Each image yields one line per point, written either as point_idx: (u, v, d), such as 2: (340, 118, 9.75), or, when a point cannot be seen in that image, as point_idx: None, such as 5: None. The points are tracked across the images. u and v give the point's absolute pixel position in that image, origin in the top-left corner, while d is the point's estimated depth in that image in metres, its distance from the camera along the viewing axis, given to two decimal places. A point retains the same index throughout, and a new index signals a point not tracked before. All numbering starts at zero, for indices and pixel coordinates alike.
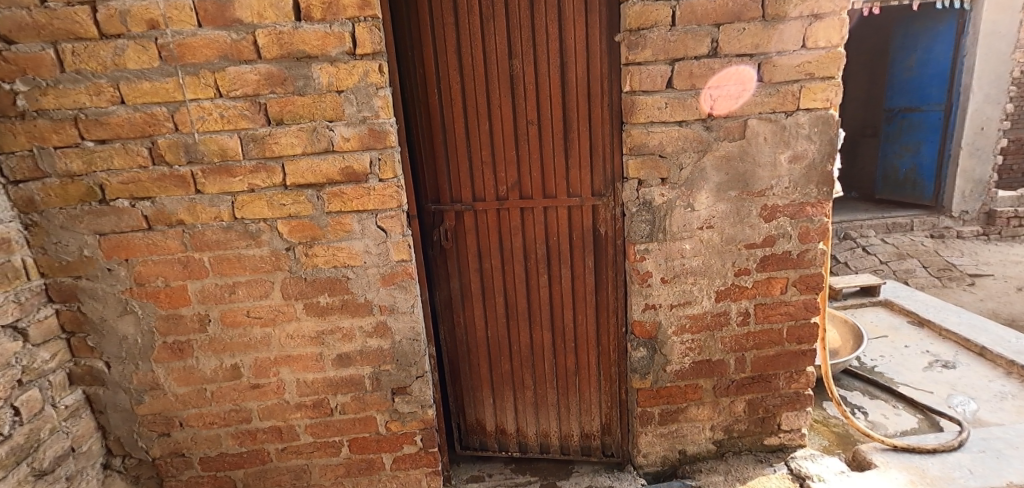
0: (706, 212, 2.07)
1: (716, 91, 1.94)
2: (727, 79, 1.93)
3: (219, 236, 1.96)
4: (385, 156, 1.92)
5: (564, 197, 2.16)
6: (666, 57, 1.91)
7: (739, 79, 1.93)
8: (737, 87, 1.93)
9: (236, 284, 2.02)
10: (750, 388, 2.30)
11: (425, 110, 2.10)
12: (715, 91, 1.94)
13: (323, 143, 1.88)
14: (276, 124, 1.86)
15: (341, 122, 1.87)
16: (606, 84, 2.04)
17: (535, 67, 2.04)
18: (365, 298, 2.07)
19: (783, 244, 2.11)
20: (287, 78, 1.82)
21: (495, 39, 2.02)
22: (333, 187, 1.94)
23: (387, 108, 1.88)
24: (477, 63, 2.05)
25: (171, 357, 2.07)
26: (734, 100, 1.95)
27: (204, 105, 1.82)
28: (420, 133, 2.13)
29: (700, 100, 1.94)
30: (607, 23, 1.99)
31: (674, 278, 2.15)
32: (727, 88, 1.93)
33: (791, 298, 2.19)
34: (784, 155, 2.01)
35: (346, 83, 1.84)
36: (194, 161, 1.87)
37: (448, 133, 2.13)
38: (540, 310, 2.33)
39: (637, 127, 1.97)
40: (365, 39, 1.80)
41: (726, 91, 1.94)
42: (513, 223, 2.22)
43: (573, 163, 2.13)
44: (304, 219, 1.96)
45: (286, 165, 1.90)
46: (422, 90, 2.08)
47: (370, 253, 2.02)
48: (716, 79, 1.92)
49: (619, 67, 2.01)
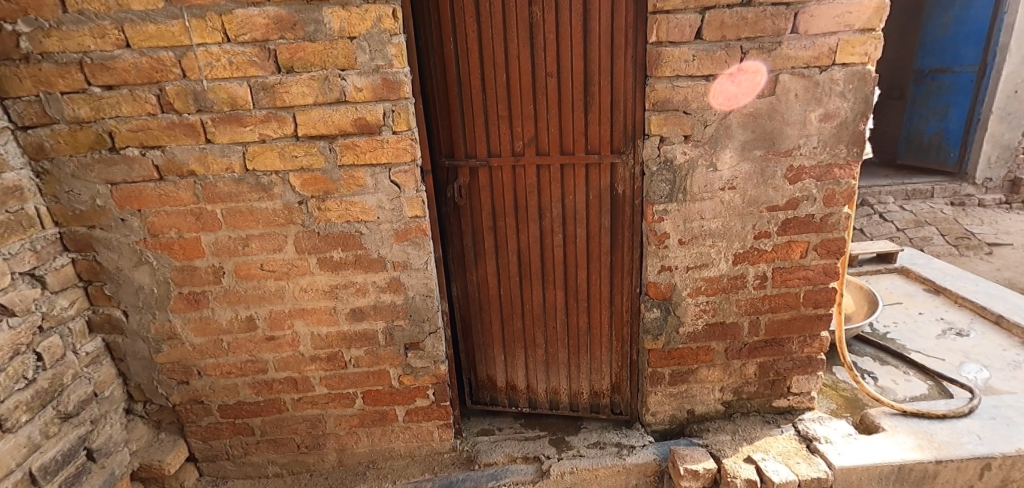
0: (729, 172, 2.00)
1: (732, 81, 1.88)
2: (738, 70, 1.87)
3: (231, 188, 1.93)
4: (399, 108, 1.86)
5: (582, 155, 2.09)
6: (696, 5, 1.80)
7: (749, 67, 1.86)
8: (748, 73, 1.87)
9: (249, 237, 2.00)
10: (762, 351, 2.29)
11: (441, 61, 2.02)
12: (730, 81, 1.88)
13: (335, 93, 1.82)
14: (287, 72, 1.79)
15: (354, 70, 1.80)
16: (630, 34, 1.93)
17: (555, 15, 1.93)
18: (379, 254, 2.05)
19: (806, 207, 2.05)
20: (297, 22, 1.74)
21: None
22: (345, 139, 1.89)
23: (401, 56, 1.80)
24: (495, 10, 1.94)
25: (187, 308, 2.08)
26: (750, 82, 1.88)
27: (212, 50, 1.75)
28: (435, 86, 2.06)
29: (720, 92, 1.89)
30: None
31: (692, 240, 2.10)
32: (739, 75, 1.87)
33: (811, 263, 2.15)
34: (815, 113, 1.92)
35: (359, 28, 1.76)
36: (204, 110, 1.82)
37: (463, 84, 2.05)
38: (554, 269, 2.31)
39: (661, 82, 1.89)
40: None
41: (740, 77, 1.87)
42: (528, 181, 2.17)
43: (592, 119, 2.05)
44: (316, 172, 1.92)
45: (297, 116, 1.84)
46: (437, 39, 2.00)
47: (384, 208, 1.99)
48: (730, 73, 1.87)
49: (645, 16, 1.90)
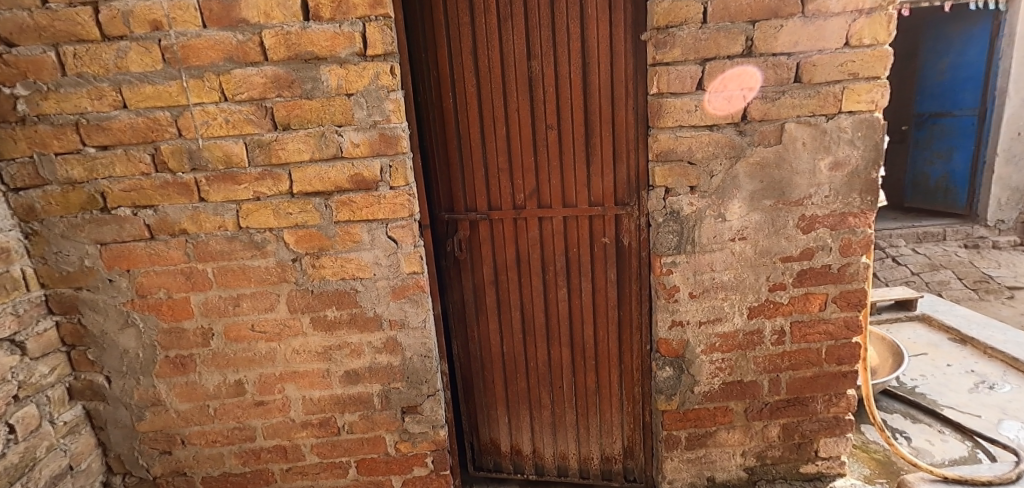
0: (739, 222, 1.93)
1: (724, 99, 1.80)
2: (722, 89, 1.80)
3: (223, 246, 1.87)
4: (396, 163, 1.82)
5: (585, 207, 2.03)
6: (697, 56, 1.78)
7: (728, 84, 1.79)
8: (733, 88, 1.80)
9: (241, 296, 1.93)
10: (785, 411, 2.13)
11: (439, 114, 2.01)
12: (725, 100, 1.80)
13: (331, 149, 1.79)
14: (283, 130, 1.77)
15: (351, 126, 1.78)
16: (631, 86, 1.91)
17: (555, 69, 1.92)
18: (375, 312, 1.96)
19: (822, 257, 1.96)
20: (295, 80, 1.73)
21: (512, 39, 1.91)
22: (342, 195, 1.84)
23: (399, 112, 1.78)
24: (494, 65, 1.94)
25: (173, 372, 1.98)
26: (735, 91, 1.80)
27: (209, 109, 1.73)
28: (434, 139, 2.03)
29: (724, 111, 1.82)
30: (633, 20, 1.86)
31: (703, 293, 2.00)
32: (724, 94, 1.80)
33: (831, 316, 2.03)
34: (824, 161, 1.86)
35: (356, 85, 1.74)
36: (198, 168, 1.78)
37: (463, 138, 2.03)
38: (559, 325, 2.20)
39: (664, 132, 1.85)
40: (376, 39, 1.71)
41: (727, 95, 1.80)
42: (530, 233, 2.10)
43: (595, 170, 2.00)
44: (311, 228, 1.87)
45: (293, 173, 1.80)
46: (436, 93, 1.99)
47: (380, 265, 1.92)
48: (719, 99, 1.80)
49: (645, 68, 1.88)
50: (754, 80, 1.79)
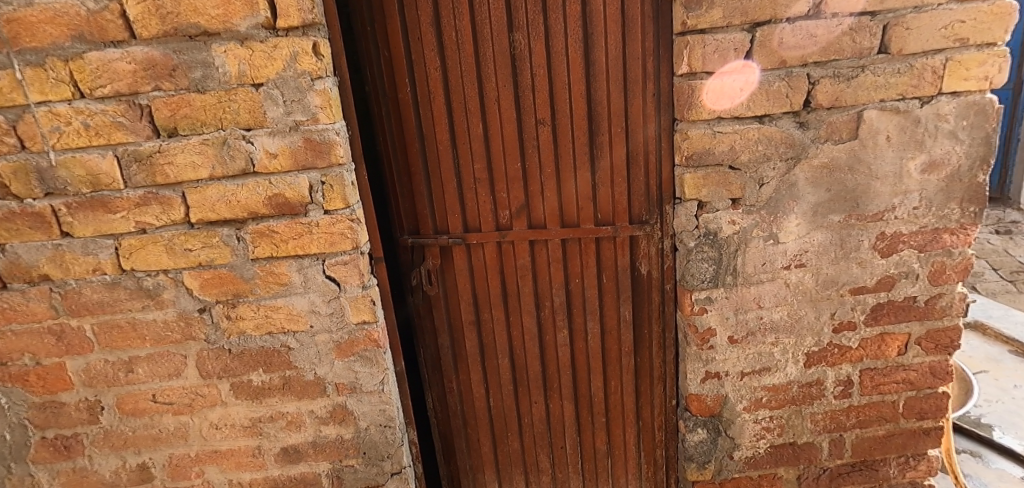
0: (796, 245, 1.44)
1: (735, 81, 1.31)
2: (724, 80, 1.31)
3: (102, 296, 1.38)
4: (330, 179, 1.32)
5: (589, 226, 1.55)
6: (743, 20, 1.27)
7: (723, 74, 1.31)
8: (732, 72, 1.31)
9: (134, 359, 1.44)
10: (849, 479, 1.67)
11: (395, 109, 1.51)
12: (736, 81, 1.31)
13: (238, 162, 1.29)
14: (168, 136, 1.27)
15: (264, 130, 1.28)
16: (650, 65, 1.40)
17: (545, 43, 1.41)
18: (315, 375, 1.49)
19: (905, 287, 1.48)
20: (178, 66, 1.22)
21: (487, 3, 1.40)
22: (258, 224, 1.35)
23: (330, 108, 1.28)
24: (463, 40, 1.43)
25: (54, 457, 1.51)
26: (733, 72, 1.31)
27: (59, 110, 1.23)
28: (389, 141, 1.54)
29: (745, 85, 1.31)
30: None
31: (747, 337, 1.53)
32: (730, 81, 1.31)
33: (913, 362, 1.56)
34: (914, 161, 1.37)
35: (266, 72, 1.24)
36: (54, 192, 1.28)
37: (427, 139, 1.53)
38: (559, 373, 1.73)
39: (696, 127, 1.36)
40: (289, 4, 1.20)
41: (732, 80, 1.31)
42: (520, 262, 1.61)
43: (602, 179, 1.50)
44: (220, 269, 1.38)
45: (187, 195, 1.31)
46: (389, 80, 1.49)
47: (318, 314, 1.43)
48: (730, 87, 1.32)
49: (670, 38, 1.37)
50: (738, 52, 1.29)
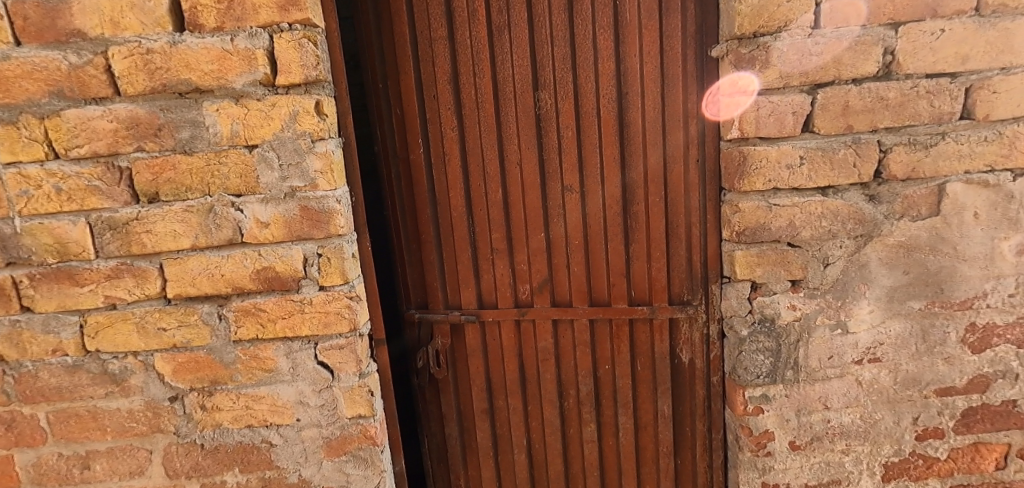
0: (868, 336, 1.23)
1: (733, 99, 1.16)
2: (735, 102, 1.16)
3: (60, 380, 1.19)
4: (328, 251, 1.16)
5: (622, 306, 1.34)
6: (803, 81, 1.12)
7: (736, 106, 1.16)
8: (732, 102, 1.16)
9: (92, 455, 1.24)
10: None
11: (406, 171, 1.36)
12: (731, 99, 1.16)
13: (225, 231, 1.13)
14: (148, 202, 1.12)
15: (255, 196, 1.13)
16: (693, 128, 1.24)
17: (575, 103, 1.27)
18: (300, 476, 1.27)
19: (1003, 389, 1.24)
20: (164, 125, 1.09)
21: (510, 60, 1.27)
22: (244, 301, 1.17)
23: (331, 172, 1.13)
24: (483, 98, 1.29)
25: None
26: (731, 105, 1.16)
27: (29, 172, 1.09)
28: (398, 206, 1.38)
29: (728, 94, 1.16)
30: (699, 27, 1.20)
31: (811, 443, 1.28)
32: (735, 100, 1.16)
33: (1015, 479, 1.29)
34: (1008, 241, 1.17)
35: (261, 132, 1.10)
36: (17, 262, 1.13)
37: (440, 204, 1.37)
38: (585, 474, 1.48)
39: (749, 198, 1.18)
40: (291, 59, 1.08)
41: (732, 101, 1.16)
42: (542, 344, 1.41)
43: (637, 253, 1.32)
44: (197, 352, 1.20)
45: (165, 267, 1.15)
46: (401, 140, 1.35)
47: (307, 405, 1.23)
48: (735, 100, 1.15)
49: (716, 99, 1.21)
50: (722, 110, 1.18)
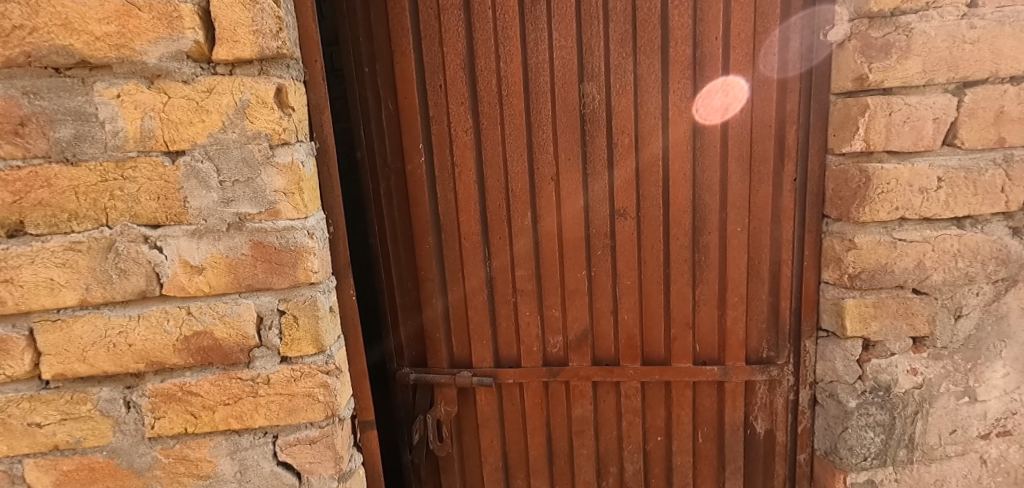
0: (1000, 406, 0.96)
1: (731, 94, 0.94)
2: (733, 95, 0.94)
3: None
4: (295, 307, 0.79)
5: (685, 365, 1.04)
6: (948, 77, 0.83)
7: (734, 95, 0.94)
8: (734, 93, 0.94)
9: None
10: None
11: (402, 185, 1.05)
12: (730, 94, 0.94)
13: (133, 280, 0.75)
14: (6, 236, 0.72)
15: (182, 228, 0.75)
16: (791, 137, 0.94)
17: (633, 100, 0.96)
18: None
19: None
20: (30, 118, 0.69)
21: (547, 41, 0.95)
22: (165, 381, 0.79)
23: (299, 193, 0.77)
24: (508, 91, 0.98)
25: None
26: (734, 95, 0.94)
27: None
28: (390, 232, 1.07)
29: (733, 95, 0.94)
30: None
31: None
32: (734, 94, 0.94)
33: None
34: None
35: (189, 132, 0.72)
36: None
37: (446, 229, 1.05)
38: None
39: (866, 232, 0.90)
40: (233, 21, 0.70)
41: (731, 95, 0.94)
42: (577, 411, 1.09)
43: (707, 296, 1.02)
44: (91, 456, 0.80)
45: (37, 334, 0.75)
46: (396, 145, 1.03)
47: None
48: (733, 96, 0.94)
49: (826, 98, 0.91)
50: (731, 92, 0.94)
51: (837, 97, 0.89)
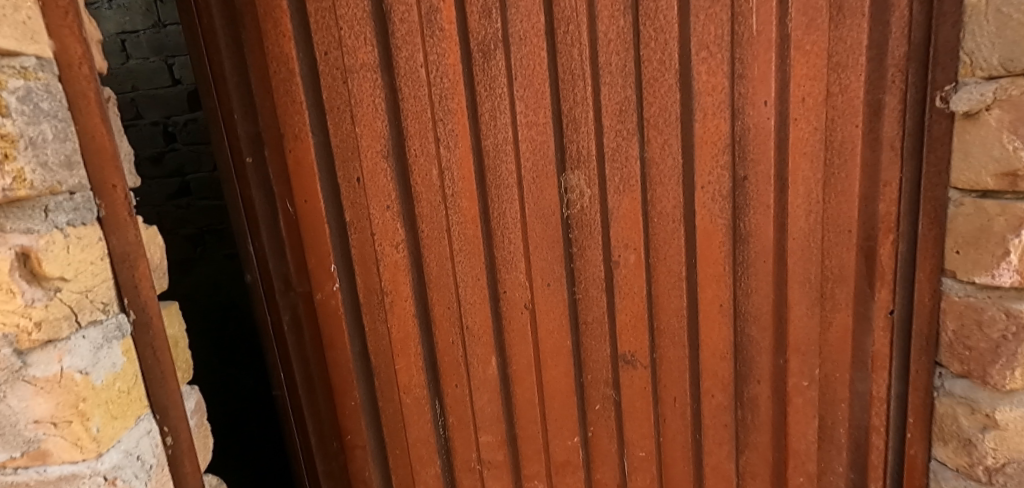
0: None
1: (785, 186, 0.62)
2: (787, 189, 0.62)
3: None
4: None
5: None
6: None
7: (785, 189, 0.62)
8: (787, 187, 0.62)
9: None
10: None
11: (311, 319, 0.73)
12: (783, 188, 0.62)
13: None
14: None
15: None
16: (887, 255, 0.62)
17: (641, 199, 0.64)
18: None
19: None
20: None
21: (510, 115, 0.63)
22: None
23: (82, 419, 0.46)
24: (455, 188, 0.66)
25: None
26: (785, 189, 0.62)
27: None
28: (299, 379, 0.75)
29: (785, 190, 0.62)
30: (922, 40, 0.55)
31: None
32: (788, 188, 0.62)
33: None
34: None
35: None
36: None
37: (380, 378, 0.74)
38: None
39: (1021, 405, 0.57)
40: None
41: (783, 189, 0.62)
42: None
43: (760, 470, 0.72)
44: None
45: None
46: (298, 264, 0.71)
47: None
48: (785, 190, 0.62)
49: (947, 192, 0.57)
50: (782, 186, 0.62)
51: (962, 194, 0.56)
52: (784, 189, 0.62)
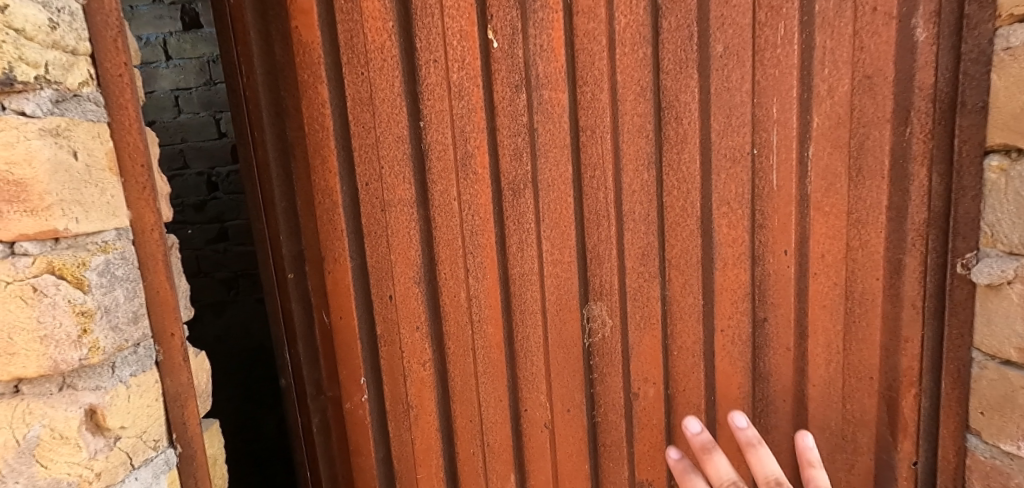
0: None
1: (805, 332, 0.63)
2: (806, 336, 0.63)
3: None
4: None
5: None
6: None
7: (804, 335, 0.63)
8: (806, 334, 0.63)
9: None
10: None
11: (339, 425, 0.76)
12: (803, 334, 0.63)
13: None
14: None
15: None
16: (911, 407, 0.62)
17: (662, 335, 0.66)
18: None
19: None
20: None
21: (536, 249, 0.66)
22: None
23: None
24: (481, 314, 0.69)
25: None
26: (804, 335, 0.63)
27: None
28: (323, 479, 0.78)
29: (804, 336, 0.63)
30: (942, 209, 0.57)
31: None
32: (808, 334, 0.63)
33: None
34: None
35: None
36: None
37: (402, 485, 0.76)
38: None
39: None
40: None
41: (803, 335, 0.63)
42: None
43: None
44: None
45: None
46: (329, 373, 0.75)
47: None
48: (804, 336, 0.63)
49: (971, 353, 0.58)
50: (801, 332, 0.63)
51: (985, 357, 0.57)
52: (804, 336, 0.63)
